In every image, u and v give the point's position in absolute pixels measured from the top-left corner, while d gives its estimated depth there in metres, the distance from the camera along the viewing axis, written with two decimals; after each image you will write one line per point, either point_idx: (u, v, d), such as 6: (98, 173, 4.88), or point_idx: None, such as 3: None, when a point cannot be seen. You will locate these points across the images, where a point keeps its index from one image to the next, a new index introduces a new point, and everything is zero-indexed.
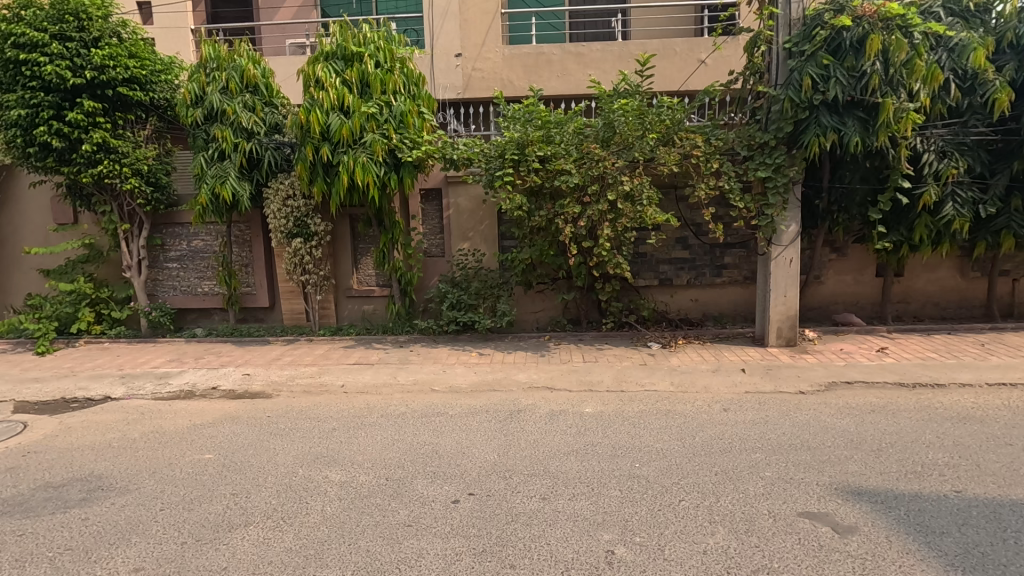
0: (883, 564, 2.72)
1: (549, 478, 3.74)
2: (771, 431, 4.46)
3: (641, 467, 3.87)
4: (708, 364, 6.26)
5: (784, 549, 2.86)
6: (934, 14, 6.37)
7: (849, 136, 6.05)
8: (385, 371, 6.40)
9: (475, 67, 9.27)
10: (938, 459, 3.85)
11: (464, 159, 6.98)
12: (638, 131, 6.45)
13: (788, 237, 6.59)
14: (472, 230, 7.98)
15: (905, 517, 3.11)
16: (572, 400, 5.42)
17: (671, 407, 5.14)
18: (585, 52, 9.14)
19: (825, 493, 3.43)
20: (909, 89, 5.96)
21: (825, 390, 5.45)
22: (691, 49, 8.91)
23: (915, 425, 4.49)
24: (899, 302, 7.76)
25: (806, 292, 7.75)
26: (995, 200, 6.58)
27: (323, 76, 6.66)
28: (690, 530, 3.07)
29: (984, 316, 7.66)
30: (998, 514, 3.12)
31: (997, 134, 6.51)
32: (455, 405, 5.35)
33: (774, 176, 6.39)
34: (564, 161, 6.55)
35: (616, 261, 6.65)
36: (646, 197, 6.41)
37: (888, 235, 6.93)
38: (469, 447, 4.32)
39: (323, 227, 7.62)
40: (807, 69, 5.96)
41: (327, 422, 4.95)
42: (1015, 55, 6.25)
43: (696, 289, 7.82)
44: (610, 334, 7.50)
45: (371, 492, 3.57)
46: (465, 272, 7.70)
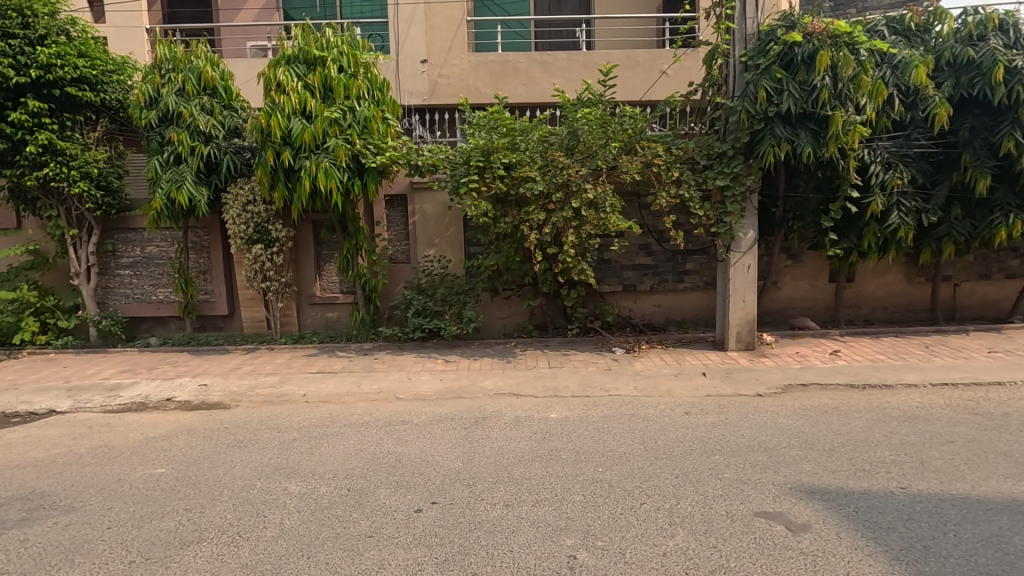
0: (834, 560, 2.82)
1: (513, 484, 3.74)
2: (730, 433, 4.57)
3: (604, 471, 3.91)
4: (670, 368, 6.39)
5: (740, 549, 2.93)
6: (879, 33, 6.73)
7: (801, 147, 6.29)
8: (349, 380, 6.29)
9: (441, 73, 9.27)
10: (885, 456, 4.02)
11: (429, 165, 6.96)
12: (601, 139, 6.57)
13: (746, 244, 6.79)
14: (438, 236, 7.94)
15: (855, 514, 3.24)
16: (538, 406, 5.45)
17: (634, 411, 5.22)
18: (551, 61, 9.26)
19: (780, 492, 3.53)
20: (857, 103, 6.24)
21: (782, 392, 5.63)
22: (653, 60, 9.12)
23: (864, 424, 4.68)
24: (851, 307, 8.08)
25: (764, 297, 8.00)
26: (937, 209, 6.92)
27: (285, 80, 6.54)
28: (651, 532, 3.11)
29: (929, 319, 8.03)
30: (940, 509, 3.27)
31: (938, 146, 6.87)
32: (420, 413, 5.30)
33: (731, 185, 6.59)
34: (528, 169, 6.59)
35: (581, 267, 6.74)
36: (609, 204, 6.52)
37: (840, 242, 7.20)
38: (433, 455, 4.28)
39: (285, 233, 7.45)
40: (761, 81, 6.18)
41: (287, 432, 4.84)
42: (952, 72, 6.62)
43: (659, 294, 7.97)
44: (576, 339, 7.58)
45: (332, 503, 3.50)
46: (430, 279, 7.67)
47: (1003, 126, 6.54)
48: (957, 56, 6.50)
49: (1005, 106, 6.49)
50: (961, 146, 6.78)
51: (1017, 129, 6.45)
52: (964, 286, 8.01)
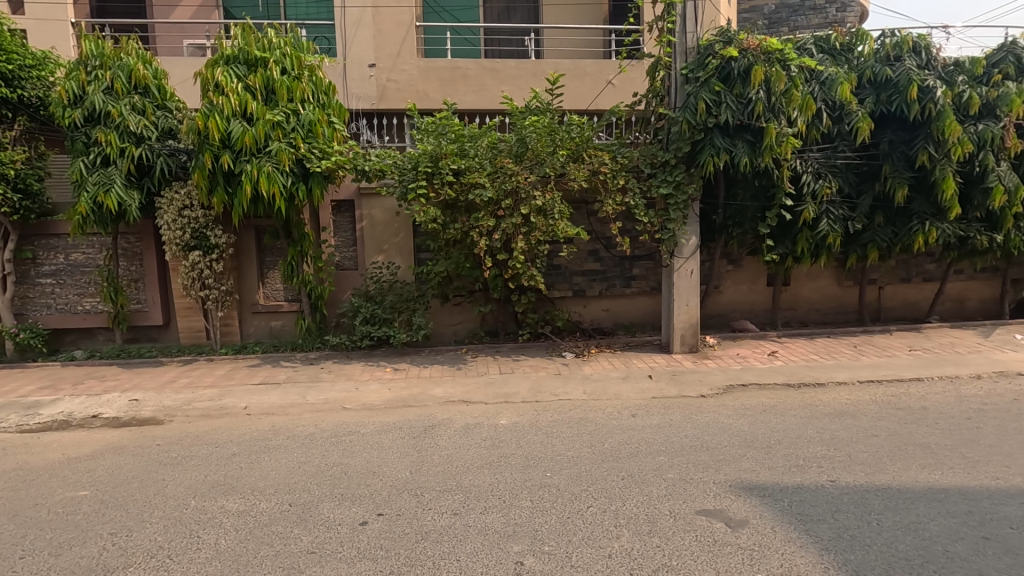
0: (770, 553, 2.93)
1: (461, 492, 3.71)
2: (674, 434, 4.70)
3: (552, 476, 3.95)
4: (619, 372, 6.51)
5: (682, 547, 3.01)
6: (808, 50, 7.14)
7: (739, 157, 6.57)
8: (294, 391, 6.09)
9: (390, 78, 9.17)
10: (818, 452, 4.23)
11: (376, 171, 6.88)
12: (549, 147, 6.66)
13: (688, 250, 7.01)
14: (387, 242, 7.82)
15: (788, 508, 3.39)
16: (488, 412, 5.43)
17: (583, 415, 5.30)
18: (501, 68, 9.33)
19: (721, 490, 3.66)
20: (789, 116, 6.59)
21: (723, 392, 5.84)
22: (600, 71, 9.35)
23: (799, 422, 4.91)
24: (788, 309, 8.49)
25: (707, 301, 8.29)
26: (861, 217, 7.39)
27: (223, 80, 6.29)
28: (597, 535, 3.15)
29: (858, 320, 8.54)
30: (865, 500, 3.47)
31: (862, 158, 7.33)
32: (368, 423, 5.19)
33: (674, 193, 6.83)
34: (477, 175, 6.60)
35: (530, 273, 6.79)
36: (558, 211, 6.61)
37: (776, 248, 7.55)
38: (381, 466, 4.19)
39: (225, 239, 7.15)
40: (701, 93, 6.43)
41: (226, 447, 4.64)
42: (873, 90, 7.10)
43: (607, 299, 8.12)
44: (527, 345, 7.63)
45: (272, 520, 3.38)
46: (379, 286, 7.55)
47: (918, 140, 7.05)
48: (877, 74, 6.98)
49: (918, 121, 7.00)
50: (882, 157, 7.26)
51: (930, 143, 6.96)
52: (887, 289, 8.56)
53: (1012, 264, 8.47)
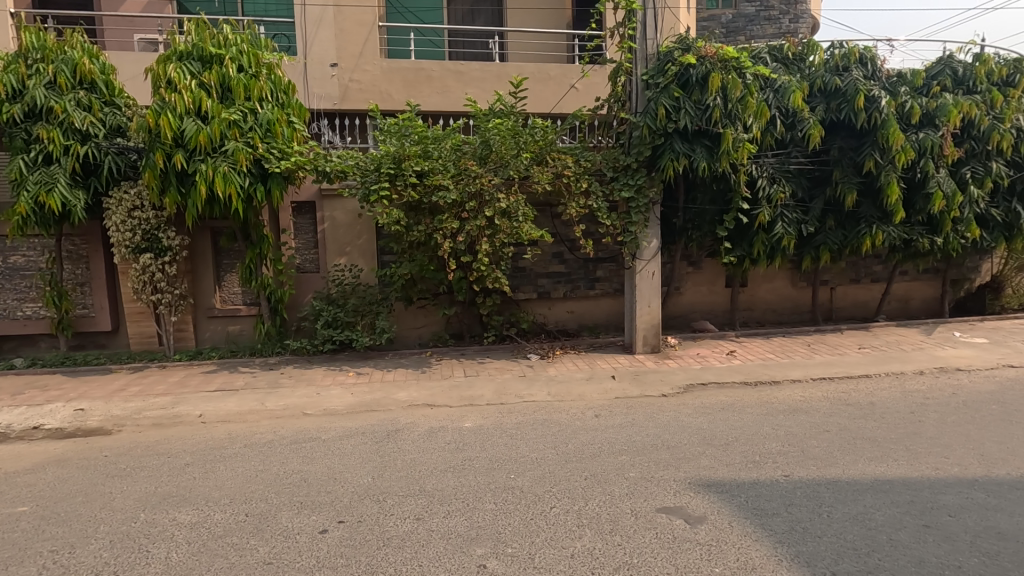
0: (727, 549, 3.00)
1: (425, 497, 3.68)
2: (637, 433, 4.78)
3: (516, 477, 3.95)
4: (582, 373, 6.58)
5: (643, 545, 3.05)
6: (762, 59, 7.40)
7: (697, 161, 6.75)
8: (252, 397, 5.92)
9: (352, 78, 9.04)
10: (773, 448, 4.37)
11: (338, 172, 6.78)
12: (513, 149, 6.69)
13: (650, 252, 7.14)
14: (350, 244, 7.69)
15: (745, 503, 3.48)
16: (452, 416, 5.40)
17: (547, 416, 5.33)
18: (466, 70, 9.32)
19: (681, 487, 3.74)
20: (745, 122, 6.80)
21: (684, 391, 5.97)
22: (564, 74, 9.44)
23: (756, 419, 5.06)
24: (745, 310, 8.74)
25: (668, 302, 8.47)
26: (814, 220, 7.67)
27: (176, 77, 6.08)
28: (560, 535, 3.17)
29: (811, 320, 8.86)
30: (816, 493, 3.60)
31: (814, 164, 7.62)
32: (329, 429, 5.08)
33: (636, 197, 6.96)
34: (440, 177, 6.57)
35: (495, 276, 6.81)
36: (522, 214, 6.66)
37: (733, 250, 7.77)
38: (342, 472, 4.11)
39: (178, 242, 6.90)
40: (661, 99, 6.57)
41: (179, 457, 4.47)
42: (824, 98, 7.40)
43: (572, 301, 8.18)
44: (492, 347, 7.62)
45: (228, 531, 3.27)
46: (341, 289, 7.43)
47: (865, 147, 7.38)
48: (827, 83, 7.29)
49: (865, 129, 7.33)
50: (832, 163, 7.57)
51: (876, 150, 7.30)
52: (838, 290, 8.91)
53: (951, 265, 8.94)
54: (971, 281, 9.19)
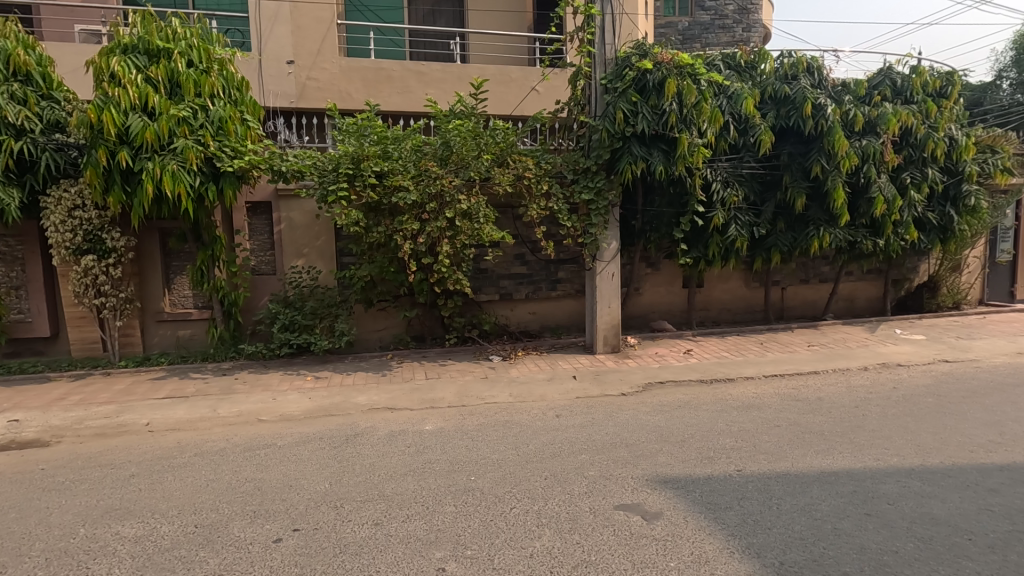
0: (682, 543, 3.07)
1: (383, 501, 3.63)
2: (597, 432, 4.84)
3: (477, 479, 3.95)
4: (544, 373, 6.63)
5: (601, 542, 3.09)
6: (716, 66, 7.63)
7: (654, 165, 6.90)
8: (203, 404, 5.72)
9: (310, 76, 8.87)
10: (726, 443, 4.50)
11: (295, 172, 6.63)
12: (473, 151, 6.68)
13: (610, 254, 7.25)
14: (308, 246, 7.52)
15: (699, 498, 3.58)
16: (413, 419, 5.35)
17: (509, 417, 5.33)
18: (427, 71, 9.26)
19: (638, 484, 3.80)
20: (700, 128, 6.99)
21: (643, 390, 6.08)
22: (525, 77, 9.50)
23: (711, 416, 5.20)
24: (702, 310, 8.97)
25: (628, 302, 8.61)
26: (765, 223, 7.95)
27: (120, 71, 5.82)
28: (519, 536, 3.19)
29: (764, 319, 9.16)
30: (767, 486, 3.73)
31: (765, 168, 7.91)
32: (285, 435, 4.96)
33: (595, 199, 7.05)
34: (400, 178, 6.50)
35: (456, 277, 6.79)
36: (483, 215, 6.66)
37: (690, 252, 7.96)
38: (297, 479, 4.01)
39: (124, 243, 6.60)
40: (619, 103, 6.70)
41: (124, 468, 4.27)
42: (774, 105, 7.69)
43: (534, 302, 8.23)
44: (454, 349, 7.59)
45: (175, 543, 3.15)
46: (299, 291, 7.26)
47: (813, 153, 7.69)
48: (777, 91, 7.58)
49: (813, 135, 7.64)
50: (782, 168, 7.87)
51: (823, 156, 7.62)
52: (789, 289, 9.25)
53: (892, 266, 9.39)
54: (911, 281, 9.67)
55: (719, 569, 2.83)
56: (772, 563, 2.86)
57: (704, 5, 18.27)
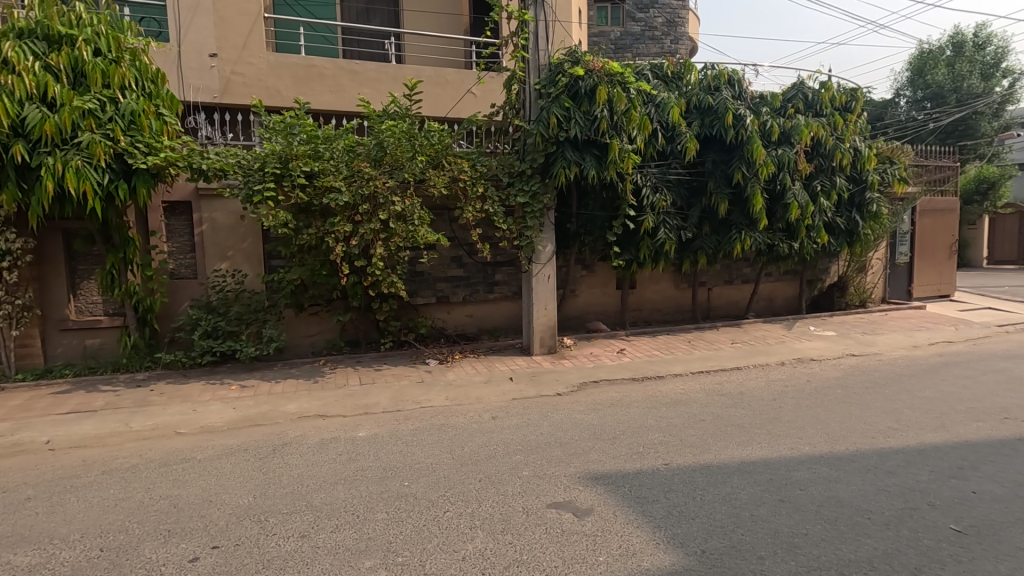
0: (611, 537, 3.14)
1: (311, 512, 3.50)
2: (531, 433, 4.89)
3: (410, 485, 3.89)
4: (481, 376, 6.63)
5: (533, 541, 3.13)
6: (645, 76, 7.94)
7: (587, 170, 7.06)
8: (114, 419, 5.32)
9: (235, 71, 8.48)
10: (655, 438, 4.67)
11: (216, 170, 6.30)
12: (408, 152, 6.60)
13: (545, 256, 7.35)
14: (232, 248, 7.15)
15: (628, 493, 3.69)
16: (345, 426, 5.20)
17: (445, 421, 5.29)
18: (360, 70, 9.07)
19: (571, 482, 3.87)
20: (630, 134, 7.24)
21: (577, 390, 6.20)
22: (461, 80, 9.52)
23: (642, 412, 5.38)
24: (634, 310, 9.26)
25: (564, 304, 8.76)
26: (691, 227, 8.32)
27: (14, 57, 5.36)
28: (451, 539, 3.16)
29: (692, 318, 9.58)
30: (691, 478, 3.89)
31: (691, 175, 8.28)
32: (206, 448, 4.69)
33: (530, 202, 7.14)
34: (332, 178, 6.33)
35: (391, 280, 6.67)
36: (417, 217, 6.58)
37: (622, 254, 8.20)
38: (218, 494, 3.80)
39: (20, 245, 6.03)
40: (552, 108, 6.82)
41: (18, 491, 3.90)
42: (699, 114, 8.08)
43: (471, 305, 8.20)
44: (389, 353, 7.48)
45: (75, 571, 2.90)
46: (223, 296, 6.91)
47: (734, 161, 8.13)
48: (701, 101, 7.98)
49: (733, 144, 8.09)
50: (707, 175, 8.28)
51: (743, 163, 8.07)
52: (715, 290, 9.71)
53: (806, 267, 10.08)
54: (823, 281, 10.39)
55: (645, 561, 2.92)
56: (695, 552, 2.98)
57: (634, 16, 19.12)
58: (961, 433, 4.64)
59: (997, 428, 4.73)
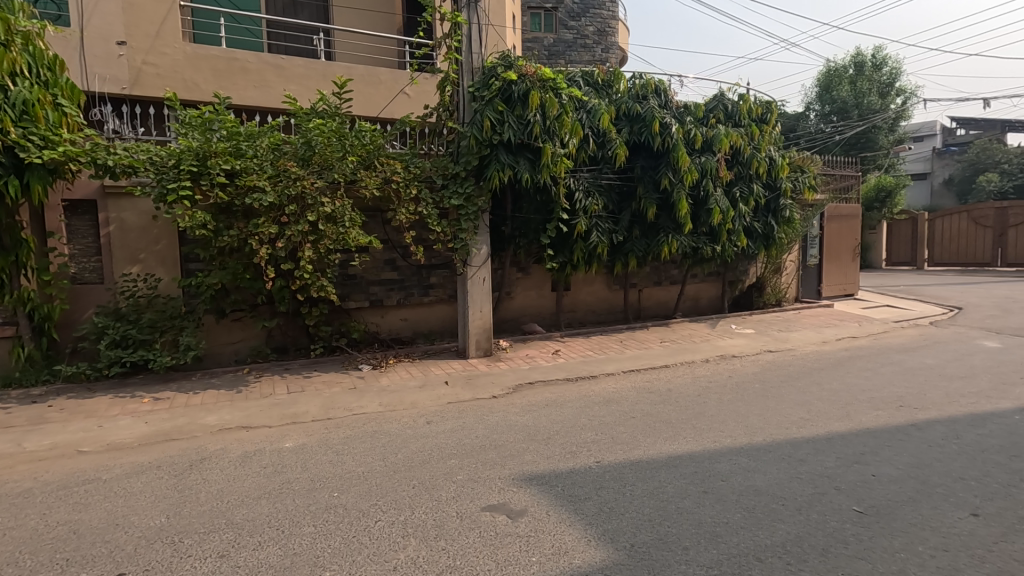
0: (544, 537, 3.18)
1: (232, 530, 3.31)
2: (466, 436, 4.86)
3: (340, 495, 3.76)
4: (415, 380, 6.53)
5: (466, 545, 3.11)
6: (576, 82, 8.14)
7: (521, 173, 7.12)
8: (3, 439, 4.81)
9: (147, 61, 7.96)
10: (588, 437, 4.76)
11: (125, 166, 5.86)
12: (337, 152, 6.42)
13: (480, 258, 7.34)
14: (144, 250, 6.66)
15: (562, 492, 3.74)
16: (271, 437, 4.96)
17: (378, 427, 5.16)
18: (287, 65, 8.73)
19: (505, 484, 3.88)
20: (562, 139, 7.37)
21: (513, 391, 6.24)
22: (395, 80, 9.38)
23: (575, 412, 5.47)
24: (569, 312, 9.44)
25: (500, 306, 8.79)
26: (622, 230, 8.58)
27: None
28: (382, 549, 3.09)
29: (624, 318, 9.87)
30: (622, 474, 4.00)
31: (621, 180, 8.55)
32: (113, 466, 4.33)
33: (465, 205, 7.11)
34: (255, 177, 6.05)
35: (320, 284, 6.44)
36: (348, 218, 6.40)
37: (556, 257, 8.33)
38: (126, 516, 3.51)
39: None
40: (486, 112, 6.85)
41: None
42: (627, 122, 8.37)
43: (405, 308, 8.05)
44: (319, 360, 7.23)
45: None
46: (133, 302, 6.45)
47: (661, 167, 8.47)
48: (630, 109, 8.29)
49: (660, 151, 8.42)
50: (635, 180, 8.58)
51: (669, 170, 8.41)
52: (645, 291, 10.06)
53: (727, 269, 10.64)
54: (743, 282, 11.01)
55: (577, 558, 2.97)
56: (624, 546, 3.07)
57: (567, 24, 19.53)
58: (863, 421, 5.05)
59: (893, 415, 5.18)
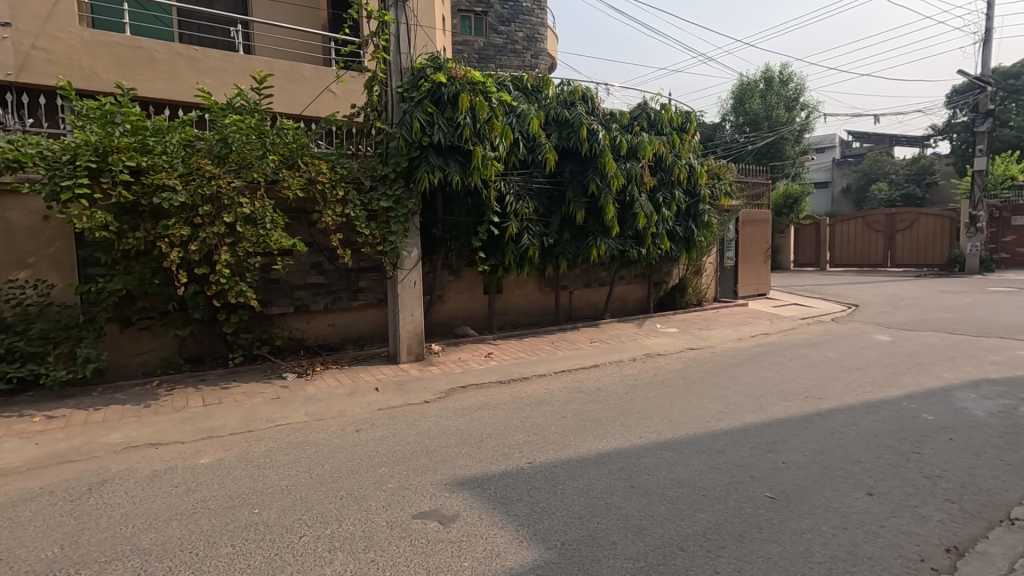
0: (476, 541, 3.16)
1: (137, 556, 3.06)
2: (397, 443, 4.76)
3: (261, 511, 3.57)
4: (344, 388, 6.31)
5: (397, 555, 3.04)
6: (507, 87, 8.21)
7: (451, 175, 7.08)
8: None
9: (37, 46, 7.23)
10: (520, 438, 4.80)
11: (10, 161, 5.28)
12: (256, 150, 6.12)
13: (411, 262, 7.22)
14: (33, 253, 6.03)
15: (494, 494, 3.75)
16: (183, 453, 4.63)
17: (303, 438, 4.95)
18: (200, 57, 8.22)
19: (437, 490, 3.84)
20: (493, 142, 7.40)
21: (445, 396, 6.17)
22: (319, 77, 9.07)
23: (508, 414, 5.50)
24: (501, 314, 9.48)
25: (432, 310, 8.69)
26: (553, 233, 8.72)
27: None
28: (307, 565, 2.96)
29: (555, 320, 10.04)
30: (553, 474, 4.06)
31: (551, 184, 8.72)
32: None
33: (394, 207, 6.98)
34: (165, 175, 5.63)
35: (239, 288, 6.09)
36: (269, 220, 6.11)
37: (488, 260, 8.34)
38: (11, 549, 3.16)
39: None
40: (415, 113, 6.76)
41: None
42: (557, 127, 8.54)
43: (332, 313, 7.78)
44: (239, 369, 6.85)
45: None
46: (21, 312, 5.82)
47: (589, 172, 8.70)
48: (559, 115, 8.46)
49: (588, 156, 8.65)
50: (565, 184, 8.77)
51: (597, 175, 8.65)
52: (576, 292, 10.28)
53: (653, 271, 11.08)
54: (668, 283, 11.49)
55: (509, 560, 2.98)
56: (555, 545, 3.11)
57: (497, 28, 19.72)
58: (774, 412, 5.41)
59: (801, 406, 5.59)
